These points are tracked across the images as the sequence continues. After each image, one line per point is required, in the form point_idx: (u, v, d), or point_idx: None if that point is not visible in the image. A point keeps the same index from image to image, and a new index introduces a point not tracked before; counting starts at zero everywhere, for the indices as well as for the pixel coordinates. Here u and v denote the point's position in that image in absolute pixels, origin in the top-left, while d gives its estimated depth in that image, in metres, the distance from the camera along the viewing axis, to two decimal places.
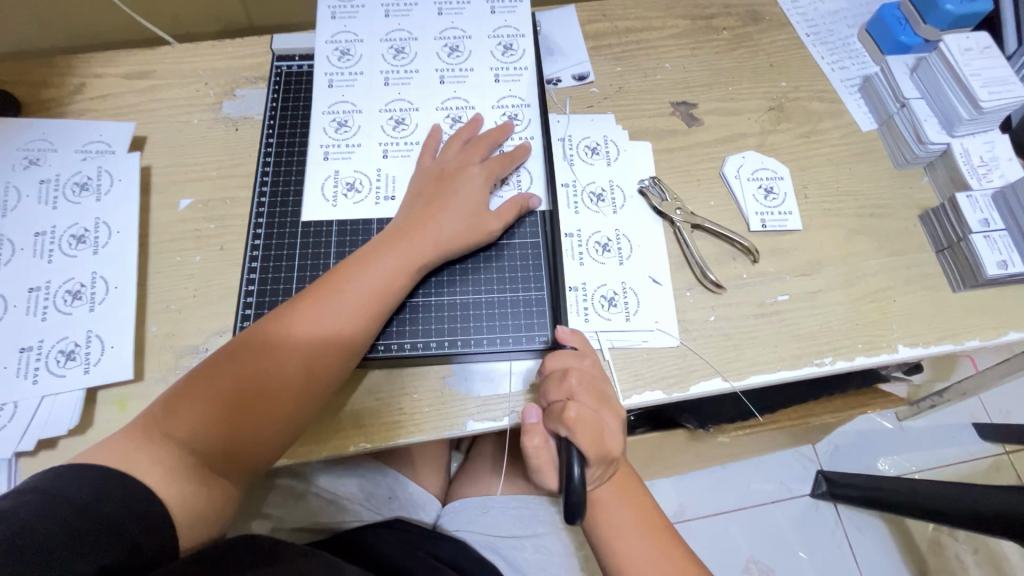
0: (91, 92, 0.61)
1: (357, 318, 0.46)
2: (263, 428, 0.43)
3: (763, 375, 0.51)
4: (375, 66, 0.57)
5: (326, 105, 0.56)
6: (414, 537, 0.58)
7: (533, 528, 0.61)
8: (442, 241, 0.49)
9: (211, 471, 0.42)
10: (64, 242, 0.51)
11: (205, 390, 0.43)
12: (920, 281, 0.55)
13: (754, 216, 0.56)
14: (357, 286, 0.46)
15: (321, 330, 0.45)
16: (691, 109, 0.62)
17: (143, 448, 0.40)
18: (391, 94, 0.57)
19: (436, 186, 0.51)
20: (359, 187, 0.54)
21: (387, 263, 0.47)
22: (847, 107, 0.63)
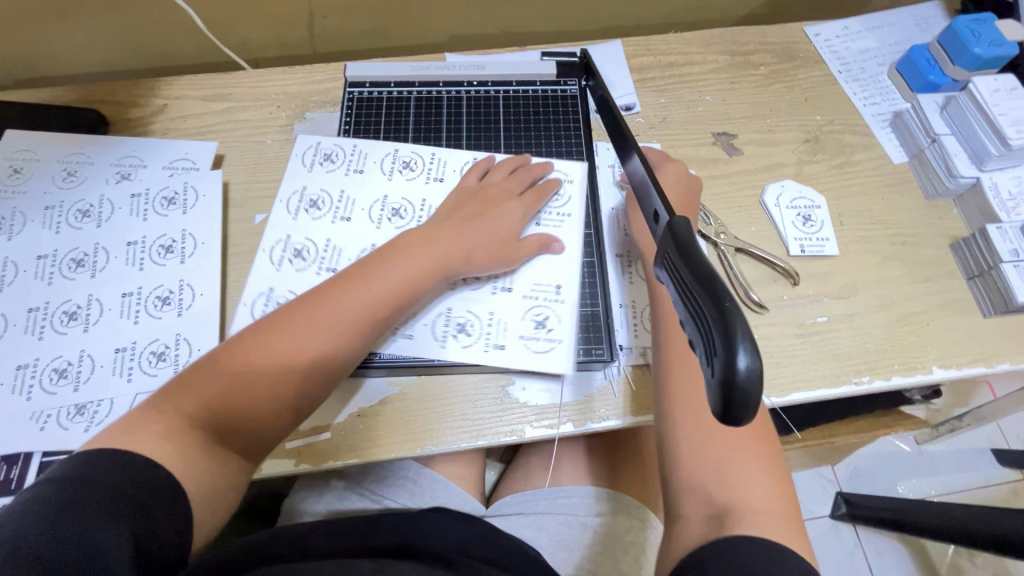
0: (173, 112, 0.66)
1: (376, 311, 0.47)
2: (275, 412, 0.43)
3: (804, 392, 0.54)
4: (405, 150, 0.60)
5: (345, 184, 0.59)
6: (456, 522, 0.60)
7: (581, 514, 0.62)
8: (467, 247, 0.52)
9: (223, 448, 0.42)
10: (154, 251, 0.55)
11: (223, 369, 0.43)
12: (951, 306, 0.58)
13: (794, 241, 0.60)
14: (382, 280, 0.48)
15: (346, 320, 0.46)
16: (731, 139, 0.66)
17: (150, 422, 0.39)
18: (406, 177, 0.59)
19: (475, 200, 0.55)
20: (402, 216, 0.58)
21: (413, 260, 0.49)
22: (879, 140, 0.66)
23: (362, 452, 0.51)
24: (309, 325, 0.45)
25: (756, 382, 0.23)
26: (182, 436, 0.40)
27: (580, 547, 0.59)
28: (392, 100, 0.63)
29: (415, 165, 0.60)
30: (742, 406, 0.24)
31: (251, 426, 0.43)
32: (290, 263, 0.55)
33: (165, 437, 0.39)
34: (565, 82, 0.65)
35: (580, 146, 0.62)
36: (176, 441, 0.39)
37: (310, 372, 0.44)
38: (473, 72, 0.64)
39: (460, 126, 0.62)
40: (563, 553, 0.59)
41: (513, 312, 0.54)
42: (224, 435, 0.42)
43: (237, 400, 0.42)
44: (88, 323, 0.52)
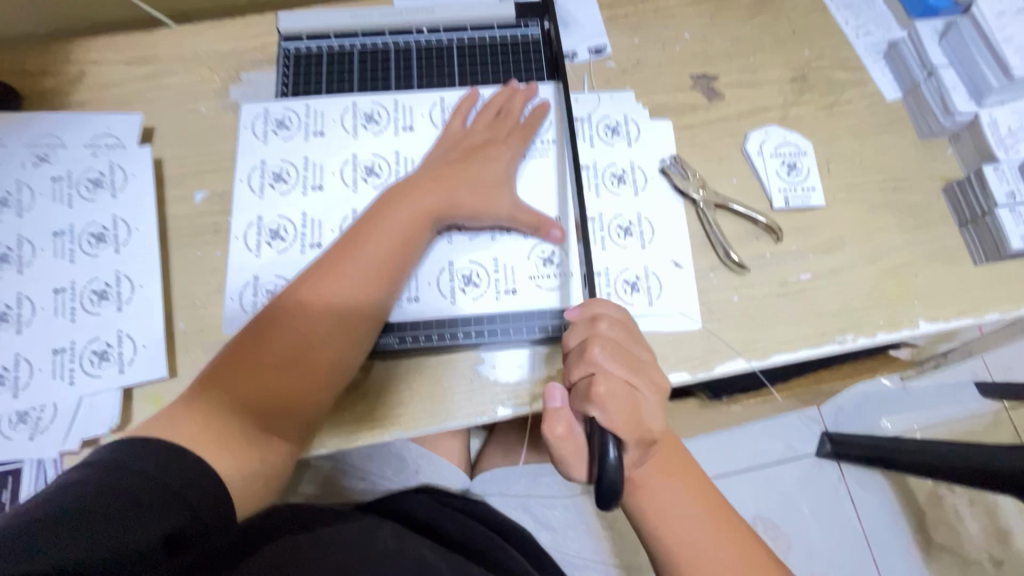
0: (92, 80, 0.59)
1: (386, 273, 0.46)
2: (306, 390, 0.43)
3: (786, 354, 0.52)
4: (365, 101, 0.54)
5: (303, 147, 0.53)
6: (443, 498, 0.60)
7: (562, 491, 0.63)
8: (465, 192, 0.49)
9: (262, 434, 0.42)
10: (84, 241, 0.51)
11: (242, 359, 0.42)
12: (941, 255, 0.55)
13: (777, 193, 0.56)
14: (384, 239, 0.46)
15: (352, 284, 0.44)
16: (711, 82, 0.60)
17: (186, 422, 0.40)
18: (373, 129, 0.54)
19: (460, 151, 0.51)
20: (378, 173, 0.53)
21: (411, 215, 0.47)
22: (872, 75, 0.61)
23: (328, 444, 0.48)
24: (322, 302, 0.44)
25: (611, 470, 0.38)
26: (219, 428, 0.40)
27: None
28: (333, 56, 0.56)
29: (380, 116, 0.54)
30: (609, 496, 0.37)
31: (283, 408, 0.42)
32: (269, 246, 0.50)
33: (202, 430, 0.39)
34: (525, 26, 0.58)
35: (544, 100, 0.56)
36: (214, 433, 0.40)
37: (329, 343, 0.43)
38: (422, 17, 0.57)
39: (411, 81, 0.56)
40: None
41: (520, 253, 0.52)
42: (261, 420, 0.42)
43: (264, 383, 0.42)
44: (19, 323, 0.48)
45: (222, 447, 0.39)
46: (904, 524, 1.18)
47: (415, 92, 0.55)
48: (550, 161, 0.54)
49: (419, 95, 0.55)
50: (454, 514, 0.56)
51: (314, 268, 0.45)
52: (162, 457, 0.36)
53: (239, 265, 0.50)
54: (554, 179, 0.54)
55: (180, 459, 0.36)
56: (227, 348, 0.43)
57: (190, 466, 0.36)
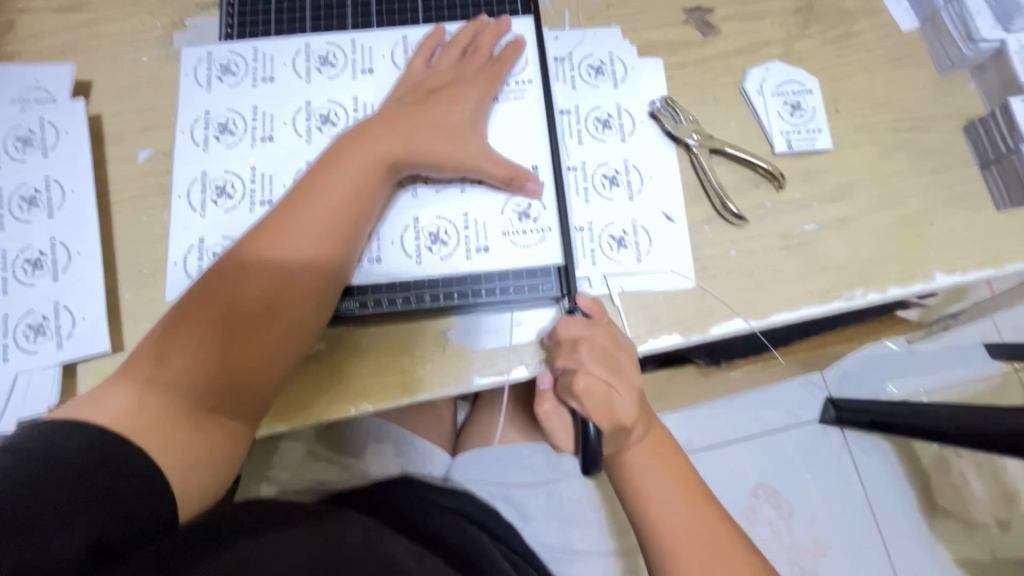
0: (21, 30, 0.54)
1: (340, 232, 0.41)
2: (256, 362, 0.39)
3: (789, 312, 0.47)
4: (318, 42, 0.49)
5: (251, 94, 0.48)
6: (421, 487, 0.56)
7: (544, 476, 0.62)
8: (424, 138, 0.44)
9: (211, 412, 0.38)
10: (14, 206, 0.46)
11: (183, 329, 0.38)
12: (960, 201, 0.50)
13: (779, 136, 0.50)
14: (334, 193, 0.41)
15: (299, 244, 0.40)
16: (706, 15, 0.54)
17: (119, 400, 0.35)
18: (327, 73, 0.49)
19: (418, 93, 0.46)
20: (334, 121, 0.48)
21: (364, 166, 0.42)
22: (885, 3, 0.55)
23: (290, 419, 0.45)
24: (269, 266, 0.39)
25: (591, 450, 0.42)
26: (160, 406, 0.36)
27: (542, 513, 0.62)
28: None
29: (335, 58, 0.49)
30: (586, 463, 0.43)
31: (230, 383, 0.38)
32: (215, 205, 0.46)
33: (140, 410, 0.35)
34: None
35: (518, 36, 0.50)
36: (152, 414, 0.35)
37: (278, 310, 0.39)
38: None
39: (370, 19, 0.50)
40: (529, 522, 0.61)
41: (492, 207, 0.47)
42: (207, 397, 0.37)
43: (206, 356, 0.38)
44: None
45: (163, 436, 0.35)
46: (908, 489, 1.16)
47: (373, 30, 0.50)
48: (524, 105, 0.49)
49: (378, 34, 0.50)
50: (438, 510, 0.54)
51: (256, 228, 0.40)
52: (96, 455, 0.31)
53: (183, 226, 0.46)
54: (529, 125, 0.49)
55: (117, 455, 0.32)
56: (167, 316, 0.39)
57: (131, 466, 0.32)
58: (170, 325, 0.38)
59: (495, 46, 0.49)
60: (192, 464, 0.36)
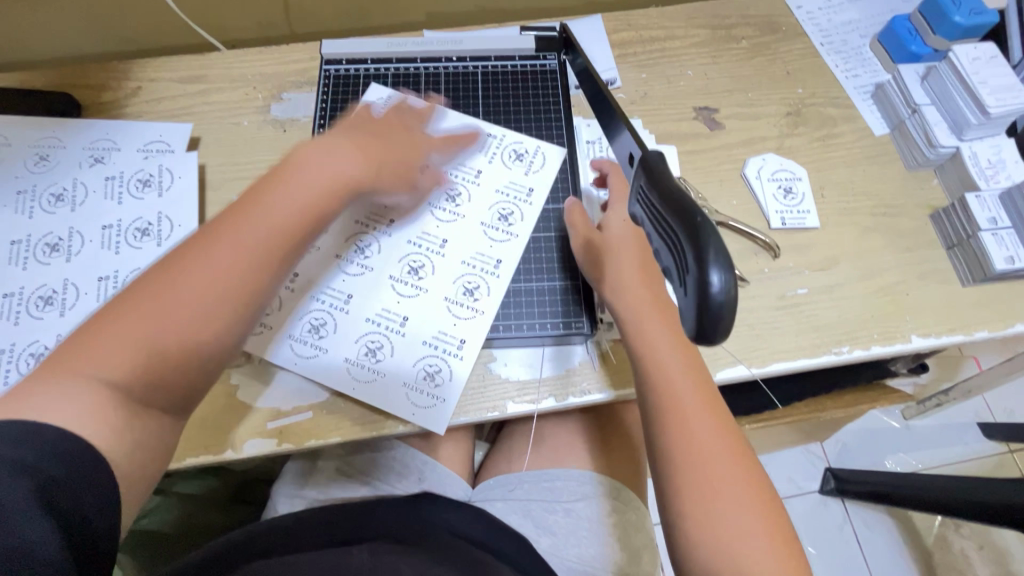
0: (147, 95, 0.65)
1: (292, 235, 0.43)
2: (204, 347, 0.40)
3: (786, 362, 0.54)
4: None
5: None
6: (442, 507, 0.60)
7: (566, 496, 0.63)
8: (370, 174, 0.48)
9: (149, 402, 0.39)
10: (130, 234, 0.55)
11: (130, 316, 0.38)
12: (931, 276, 0.58)
13: (775, 214, 0.60)
14: (295, 199, 0.44)
15: (251, 244, 0.42)
16: (713, 114, 0.66)
17: (57, 389, 0.35)
18: None
19: (372, 127, 0.51)
20: None
21: (324, 178, 0.46)
22: (861, 112, 0.66)
23: (345, 430, 0.50)
24: (226, 256, 0.41)
25: (729, 299, 0.25)
26: (103, 398, 0.36)
27: (562, 529, 0.61)
28: (370, 78, 0.62)
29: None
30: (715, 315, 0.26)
31: (177, 370, 0.39)
32: None
33: (87, 404, 0.36)
34: (544, 58, 0.64)
35: (560, 121, 0.62)
36: (97, 409, 0.36)
37: (229, 298, 0.40)
38: (451, 47, 0.63)
39: (440, 96, 0.62)
40: (547, 537, 0.60)
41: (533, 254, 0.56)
42: (150, 385, 0.38)
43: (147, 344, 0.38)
44: (63, 307, 0.51)
45: (105, 426, 0.36)
46: (911, 565, 1.16)
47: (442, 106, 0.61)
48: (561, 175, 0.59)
49: (446, 105, 0.61)
50: (448, 529, 0.56)
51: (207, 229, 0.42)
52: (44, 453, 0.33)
53: None
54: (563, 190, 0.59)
55: (63, 448, 0.34)
56: (106, 310, 0.39)
57: (81, 466, 0.34)
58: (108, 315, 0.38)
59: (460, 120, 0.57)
60: (133, 445, 0.37)
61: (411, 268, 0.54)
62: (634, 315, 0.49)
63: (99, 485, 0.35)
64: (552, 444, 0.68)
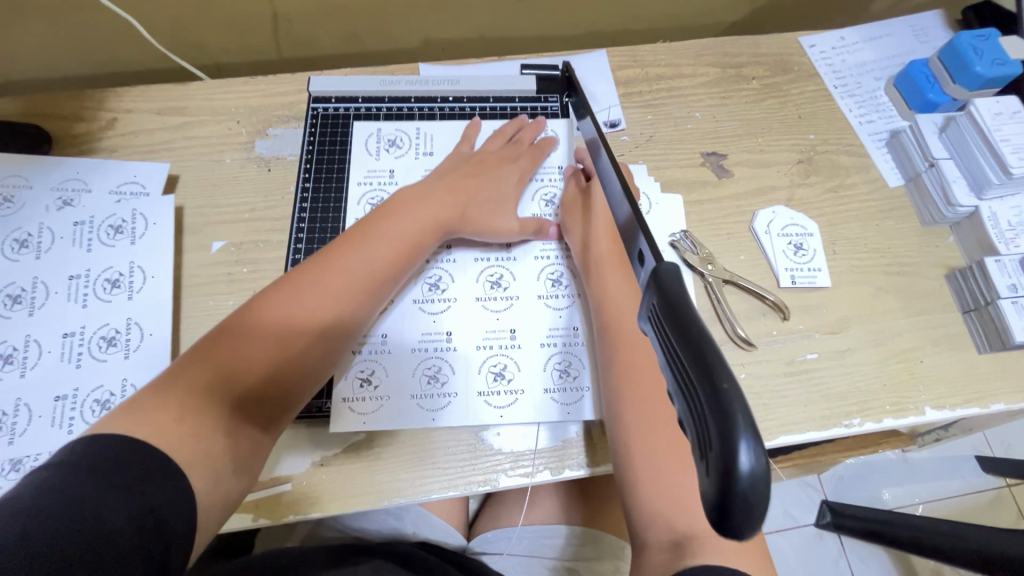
0: (123, 127, 0.61)
1: (382, 273, 0.48)
2: (294, 378, 0.44)
3: (793, 436, 0.51)
4: (386, 127, 0.58)
5: (327, 170, 0.56)
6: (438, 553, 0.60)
7: (561, 553, 0.60)
8: (464, 209, 0.52)
9: (241, 423, 0.41)
10: (99, 286, 0.51)
11: (236, 339, 0.42)
12: (946, 342, 0.55)
13: (784, 272, 0.57)
14: (379, 240, 0.48)
15: (349, 281, 0.46)
16: (721, 160, 0.63)
17: (161, 403, 0.39)
18: (393, 157, 0.57)
19: (470, 166, 0.55)
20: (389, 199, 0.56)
21: (415, 222, 0.50)
22: (875, 161, 0.63)
23: (326, 506, 0.47)
24: (322, 289, 0.45)
25: (763, 484, 0.19)
26: (195, 414, 0.39)
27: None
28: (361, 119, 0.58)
29: (402, 140, 0.58)
30: (742, 504, 0.19)
31: (270, 396, 0.43)
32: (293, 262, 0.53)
33: (178, 417, 0.38)
34: (545, 99, 0.61)
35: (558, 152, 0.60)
36: (187, 423, 0.38)
37: (316, 330, 0.44)
38: (447, 86, 0.59)
39: (434, 118, 0.59)
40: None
41: (530, 306, 0.54)
42: (243, 410, 0.41)
43: (254, 367, 0.42)
44: (23, 367, 0.48)
45: (192, 443, 0.38)
46: None
47: (436, 121, 0.59)
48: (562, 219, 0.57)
49: (441, 125, 0.59)
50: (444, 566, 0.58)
51: (310, 264, 0.47)
52: (131, 454, 0.35)
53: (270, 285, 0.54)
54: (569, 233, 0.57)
55: (144, 456, 0.35)
56: (217, 329, 0.43)
57: (159, 469, 0.36)
58: (216, 342, 0.42)
59: (534, 140, 0.59)
60: (218, 469, 0.39)
61: (491, 282, 0.55)
62: (604, 288, 0.50)
63: (174, 488, 0.36)
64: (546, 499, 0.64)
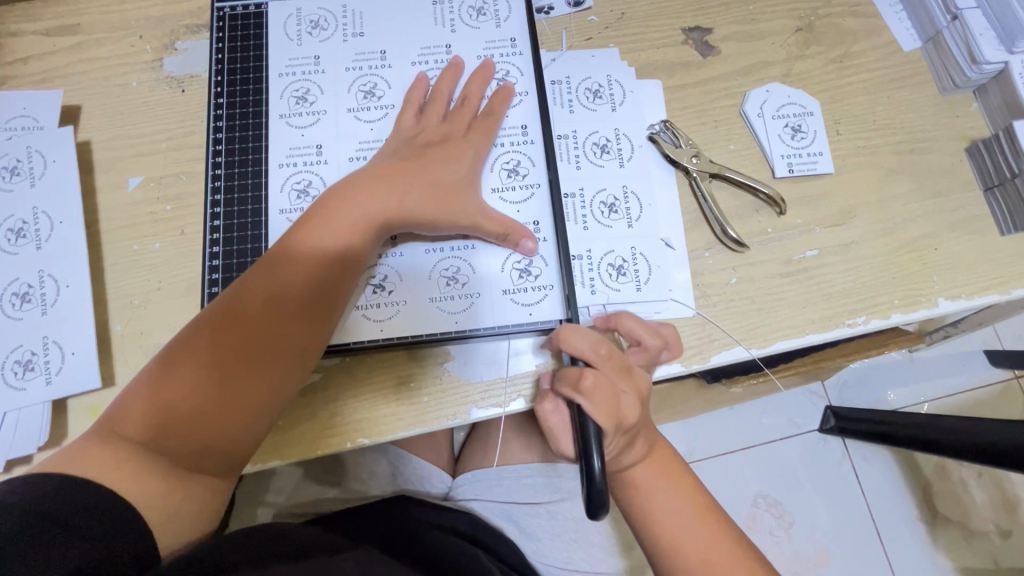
0: (9, 54, 0.53)
1: (328, 282, 0.40)
2: (244, 415, 0.38)
3: (791, 340, 0.46)
4: (306, 9, 0.49)
5: (243, 71, 0.48)
6: (414, 509, 0.56)
7: (547, 496, 0.58)
8: (417, 194, 0.41)
9: (190, 468, 0.37)
10: (2, 237, 0.45)
11: (169, 376, 0.37)
12: (964, 225, 0.49)
13: (780, 160, 0.50)
14: (314, 252, 0.40)
15: (286, 303, 0.39)
16: (706, 35, 0.54)
17: (103, 464, 0.34)
18: (318, 46, 0.48)
19: (411, 138, 0.44)
20: (316, 94, 0.47)
21: (358, 221, 0.40)
22: (888, 22, 0.54)
23: (285, 453, 0.43)
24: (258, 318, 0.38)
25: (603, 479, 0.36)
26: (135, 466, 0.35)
27: (547, 535, 0.58)
28: (274, 16, 0.49)
29: (326, 22, 0.48)
30: (597, 503, 0.35)
31: (208, 445, 0.37)
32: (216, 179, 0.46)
33: (114, 464, 0.35)
34: None
35: (514, 19, 0.49)
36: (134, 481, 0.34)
37: (251, 364, 0.38)
38: None
39: None
40: (532, 541, 0.57)
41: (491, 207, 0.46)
42: (189, 454, 0.37)
43: (193, 413, 0.37)
44: None
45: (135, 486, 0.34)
46: (908, 499, 1.15)
47: None
48: (526, 107, 0.47)
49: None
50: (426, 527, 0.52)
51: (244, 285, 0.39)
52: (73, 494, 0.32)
53: (197, 222, 0.48)
54: (535, 117, 0.47)
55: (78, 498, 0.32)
56: (150, 376, 0.38)
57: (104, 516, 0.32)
58: (151, 386, 0.37)
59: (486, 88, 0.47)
60: (167, 516, 0.35)
61: None
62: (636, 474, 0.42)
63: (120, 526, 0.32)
64: (521, 435, 0.59)
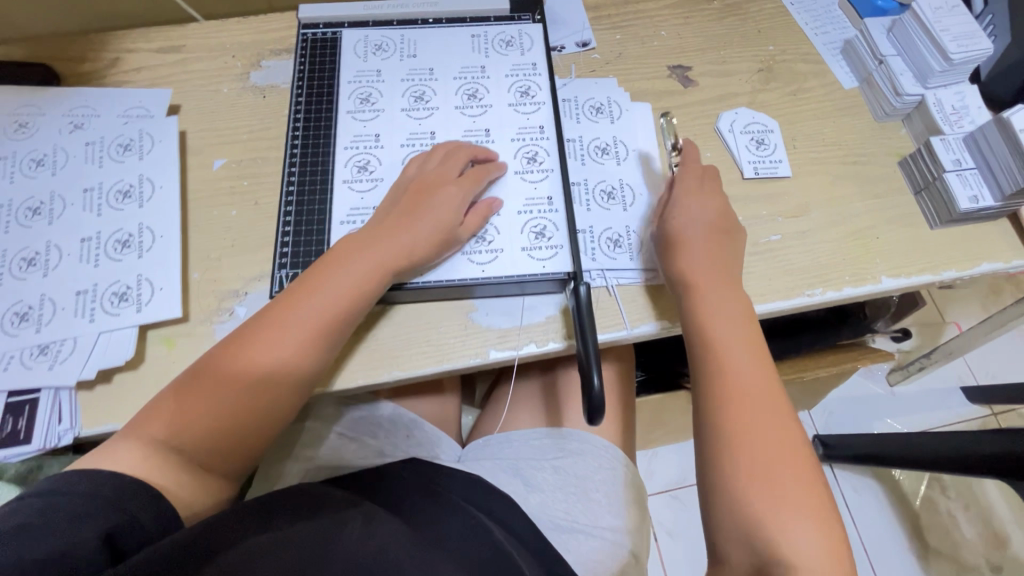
0: (126, 65, 0.65)
1: (329, 323, 0.46)
2: (254, 427, 0.45)
3: (759, 306, 0.55)
4: (371, 37, 0.62)
5: (319, 79, 0.60)
6: (429, 465, 0.61)
7: (551, 453, 0.64)
8: (411, 249, 0.49)
9: (207, 466, 0.44)
10: (111, 197, 0.55)
11: (195, 387, 0.44)
12: (900, 220, 0.59)
13: (747, 164, 0.61)
14: (325, 292, 0.47)
15: (291, 340, 0.45)
16: (686, 71, 0.67)
17: (137, 454, 0.41)
18: (380, 63, 0.61)
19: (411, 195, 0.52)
20: (377, 97, 0.59)
21: (361, 269, 0.48)
22: (831, 68, 0.68)
23: (330, 378, 0.51)
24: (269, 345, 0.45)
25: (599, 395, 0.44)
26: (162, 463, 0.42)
27: (549, 487, 0.61)
28: (347, 41, 0.62)
29: (388, 46, 0.62)
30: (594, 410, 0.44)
31: (224, 446, 0.44)
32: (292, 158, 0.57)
33: (144, 457, 0.41)
34: (519, 17, 0.64)
35: (534, 49, 0.62)
36: (161, 474, 0.41)
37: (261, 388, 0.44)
38: (428, 8, 0.63)
39: (416, 27, 0.63)
40: (536, 493, 0.60)
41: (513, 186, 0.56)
42: (206, 458, 0.43)
43: (211, 422, 0.43)
44: (46, 268, 0.52)
45: (159, 477, 0.41)
46: (898, 529, 1.17)
47: (418, 28, 0.63)
48: (543, 112, 0.59)
49: (424, 32, 0.62)
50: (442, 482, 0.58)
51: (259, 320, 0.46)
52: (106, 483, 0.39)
53: (269, 194, 0.58)
54: (550, 119, 0.59)
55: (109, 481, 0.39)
56: (178, 386, 0.45)
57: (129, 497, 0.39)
58: (177, 394, 0.44)
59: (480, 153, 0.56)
60: (186, 499, 0.42)
61: None
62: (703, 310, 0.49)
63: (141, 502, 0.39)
64: (530, 408, 0.69)
